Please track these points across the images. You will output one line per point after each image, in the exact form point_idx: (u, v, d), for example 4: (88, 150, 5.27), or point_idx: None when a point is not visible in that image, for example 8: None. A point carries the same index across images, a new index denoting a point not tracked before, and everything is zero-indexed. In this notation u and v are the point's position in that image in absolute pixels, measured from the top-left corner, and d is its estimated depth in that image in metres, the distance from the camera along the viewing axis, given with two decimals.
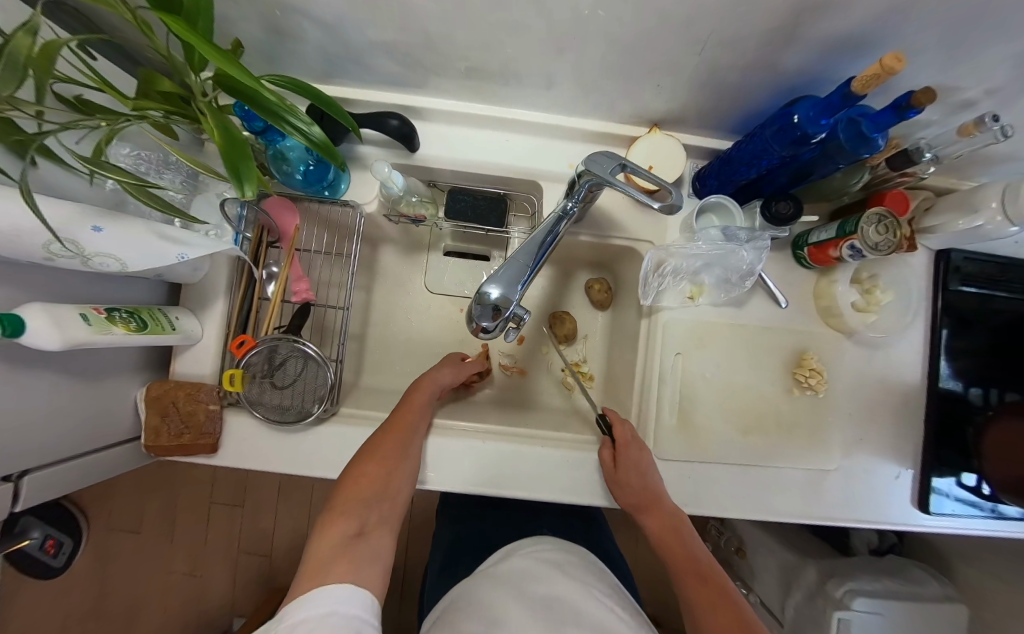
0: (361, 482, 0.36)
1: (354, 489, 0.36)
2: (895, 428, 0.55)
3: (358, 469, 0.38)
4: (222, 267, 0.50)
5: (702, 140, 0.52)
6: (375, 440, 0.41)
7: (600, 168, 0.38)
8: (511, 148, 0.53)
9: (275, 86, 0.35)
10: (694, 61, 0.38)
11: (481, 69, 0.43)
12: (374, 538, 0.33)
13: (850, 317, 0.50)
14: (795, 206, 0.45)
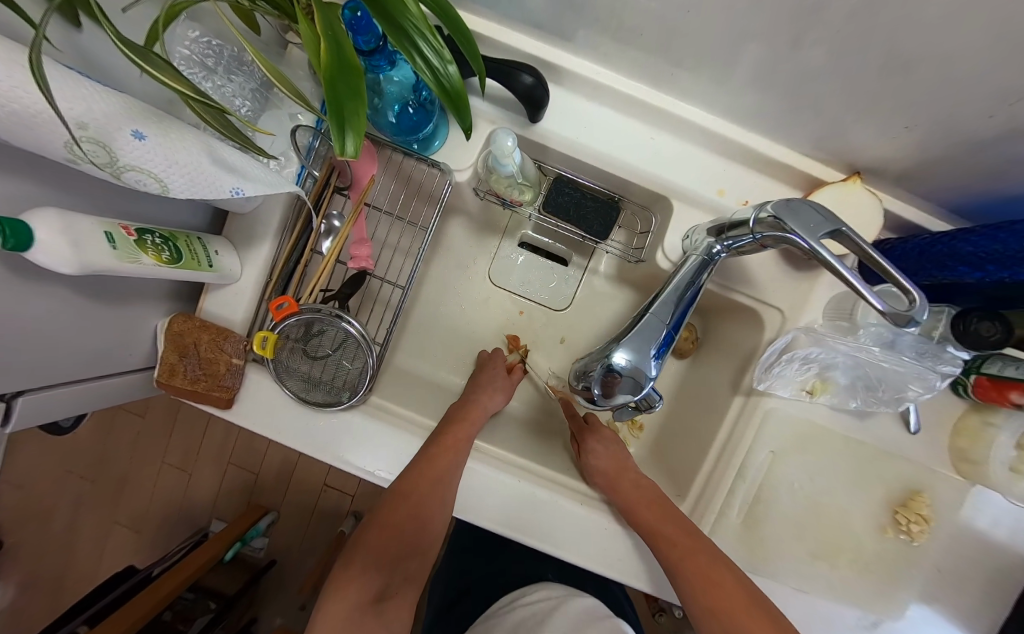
0: (391, 532, 0.38)
1: (383, 538, 0.38)
2: (982, 599, 0.47)
3: (390, 514, 0.39)
4: (279, 204, 0.42)
5: (898, 204, 0.40)
6: (410, 481, 0.39)
7: (803, 222, 0.27)
8: (651, 149, 0.42)
9: None
10: (987, 108, 0.26)
11: (666, 38, 0.31)
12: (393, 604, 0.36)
13: (996, 472, 0.41)
14: (1005, 331, 0.34)
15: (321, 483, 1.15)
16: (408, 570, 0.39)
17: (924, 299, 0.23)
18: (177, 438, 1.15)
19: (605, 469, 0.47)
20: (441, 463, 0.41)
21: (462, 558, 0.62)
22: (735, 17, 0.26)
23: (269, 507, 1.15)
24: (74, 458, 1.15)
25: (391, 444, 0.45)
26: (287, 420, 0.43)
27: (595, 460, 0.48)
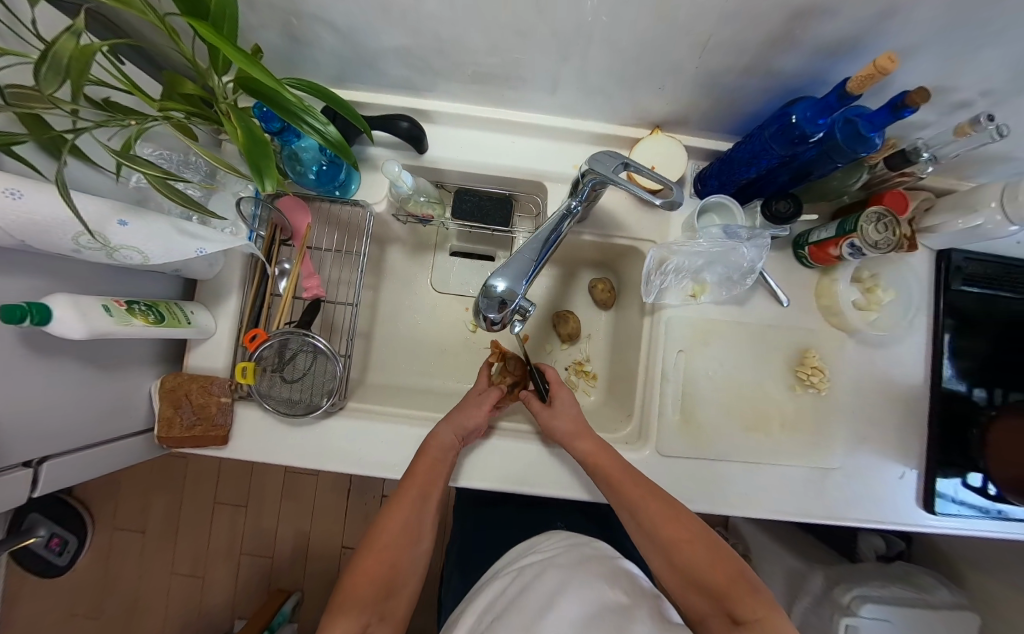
0: (365, 579, 0.38)
1: (356, 590, 0.37)
2: (902, 429, 0.55)
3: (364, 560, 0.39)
4: (236, 263, 0.51)
5: (703, 141, 0.53)
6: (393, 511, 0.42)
7: (604, 167, 0.39)
8: (516, 150, 0.54)
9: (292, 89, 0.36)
10: (693, 64, 0.39)
11: (489, 73, 0.45)
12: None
13: (852, 316, 0.51)
14: (795, 204, 0.46)
15: (338, 546, 1.14)
16: (395, 608, 0.39)
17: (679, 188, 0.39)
18: (184, 544, 1.13)
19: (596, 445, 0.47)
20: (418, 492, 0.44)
21: None
22: (518, 50, 0.39)
23: (292, 588, 1.12)
24: (77, 597, 1.10)
25: (373, 439, 0.51)
26: (279, 442, 0.50)
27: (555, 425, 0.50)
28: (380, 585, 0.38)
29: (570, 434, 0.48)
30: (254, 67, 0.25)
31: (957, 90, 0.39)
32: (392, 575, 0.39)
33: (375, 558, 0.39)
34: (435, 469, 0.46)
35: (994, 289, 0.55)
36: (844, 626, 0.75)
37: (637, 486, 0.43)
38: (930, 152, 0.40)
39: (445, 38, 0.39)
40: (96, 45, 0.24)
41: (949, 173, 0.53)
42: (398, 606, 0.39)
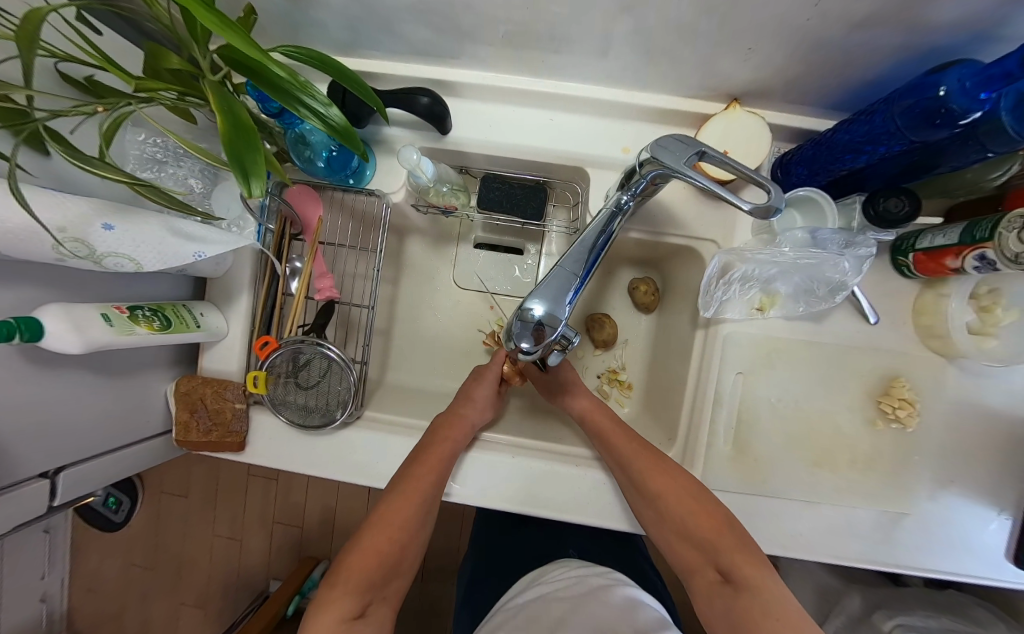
0: (372, 554, 0.37)
1: (363, 563, 0.37)
2: (1002, 472, 0.47)
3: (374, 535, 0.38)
4: (246, 261, 0.47)
5: (790, 118, 0.43)
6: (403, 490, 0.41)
7: (672, 156, 0.31)
8: (554, 129, 0.46)
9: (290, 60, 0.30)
10: (804, 18, 0.29)
11: (526, 35, 0.36)
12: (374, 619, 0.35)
13: (962, 341, 0.42)
14: (912, 202, 0.36)
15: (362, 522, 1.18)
16: (391, 585, 0.38)
17: (778, 187, 0.27)
18: (222, 509, 1.21)
19: (610, 437, 0.46)
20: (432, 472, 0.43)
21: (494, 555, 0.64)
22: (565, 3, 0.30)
23: (320, 557, 1.18)
24: (133, 550, 1.21)
25: (391, 451, 0.48)
26: (295, 450, 0.48)
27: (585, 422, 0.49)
28: (385, 561, 0.38)
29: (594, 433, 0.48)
30: (236, 36, 0.20)
31: None
32: (389, 560, 0.38)
33: (382, 532, 0.39)
34: (444, 455, 0.45)
35: None
36: None
37: (659, 467, 0.42)
38: None
39: None
40: (38, 13, 0.19)
41: None
42: (393, 583, 0.39)
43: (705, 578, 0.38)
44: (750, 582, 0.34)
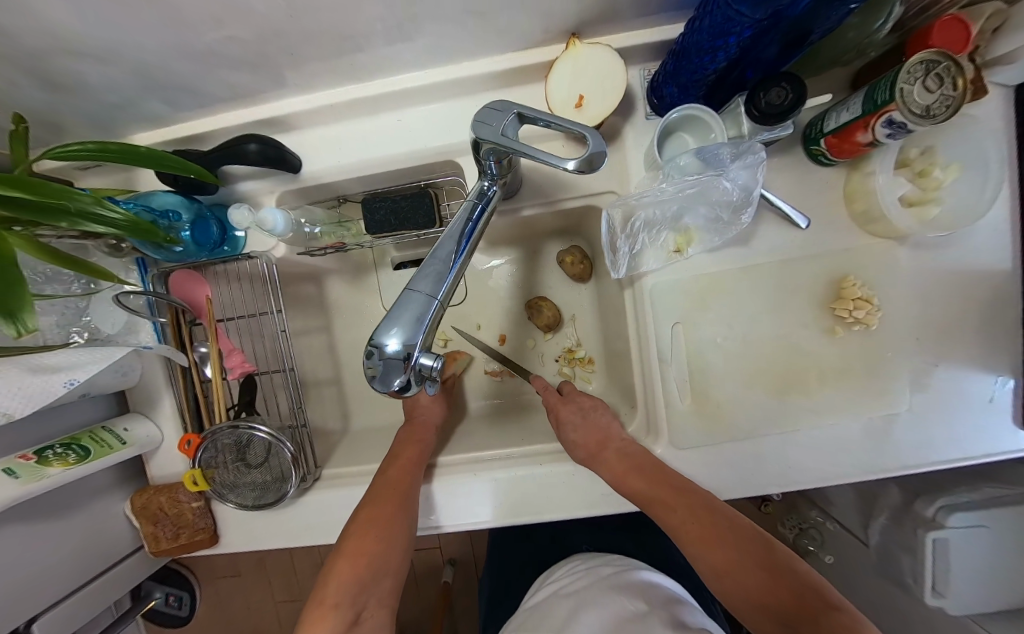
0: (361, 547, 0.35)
1: (351, 562, 0.34)
2: (990, 341, 0.42)
3: (358, 529, 0.36)
4: (155, 363, 0.46)
5: (644, 34, 0.38)
6: (375, 492, 0.40)
7: (493, 130, 0.27)
8: (409, 129, 0.42)
9: (75, 158, 0.27)
10: None
11: (321, 45, 0.33)
12: (371, 627, 0.32)
13: (901, 218, 0.38)
14: (795, 88, 0.31)
15: None
16: (382, 596, 0.34)
17: (597, 132, 0.23)
18: (275, 577, 1.25)
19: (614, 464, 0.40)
20: (399, 483, 0.41)
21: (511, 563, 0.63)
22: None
23: None
24: None
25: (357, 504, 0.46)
26: (268, 529, 0.47)
27: (572, 433, 0.45)
28: (373, 560, 0.35)
29: (591, 446, 0.42)
30: None
31: None
32: (376, 561, 0.35)
33: (363, 528, 0.36)
34: (416, 453, 0.46)
35: None
36: (930, 541, 0.68)
37: (682, 486, 0.35)
38: None
39: (224, 18, 0.27)
40: None
41: None
42: (387, 580, 0.35)
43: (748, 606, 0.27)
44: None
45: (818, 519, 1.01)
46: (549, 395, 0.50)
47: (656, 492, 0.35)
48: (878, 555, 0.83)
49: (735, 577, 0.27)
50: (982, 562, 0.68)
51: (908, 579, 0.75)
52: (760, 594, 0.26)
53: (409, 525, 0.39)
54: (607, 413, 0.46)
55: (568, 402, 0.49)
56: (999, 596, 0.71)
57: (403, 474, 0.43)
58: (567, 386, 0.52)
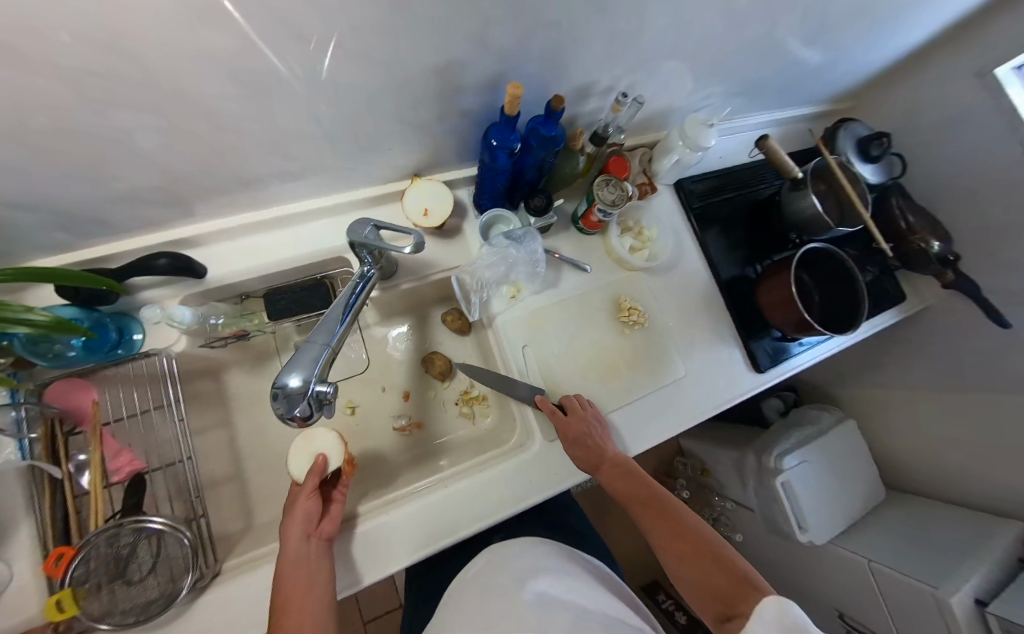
0: None
1: None
2: (715, 322, 0.68)
3: None
4: (12, 485, 0.42)
5: (462, 171, 0.61)
6: None
7: (358, 234, 0.43)
8: (301, 238, 0.56)
9: None
10: (399, 123, 0.46)
11: (229, 188, 0.47)
12: None
13: (635, 258, 0.63)
14: (543, 198, 0.55)
15: None
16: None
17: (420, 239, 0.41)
18: None
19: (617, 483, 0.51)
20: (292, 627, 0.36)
21: None
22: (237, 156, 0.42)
23: None
24: None
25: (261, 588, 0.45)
26: None
27: (579, 452, 0.51)
28: None
29: (596, 462, 0.51)
30: None
31: (596, 82, 0.52)
32: None
33: None
34: (308, 574, 0.40)
35: (719, 197, 0.74)
36: (782, 484, 0.90)
37: (663, 499, 0.48)
38: (612, 126, 0.55)
39: (153, 176, 0.40)
40: None
41: (645, 130, 0.71)
42: None
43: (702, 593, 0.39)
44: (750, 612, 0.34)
45: (722, 503, 1.18)
46: (555, 417, 0.52)
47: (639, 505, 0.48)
48: (762, 514, 1.01)
49: (699, 574, 0.40)
50: (813, 488, 0.92)
51: (784, 524, 0.94)
52: (708, 576, 0.39)
53: None
54: (604, 426, 0.54)
55: (574, 419, 0.52)
56: (835, 513, 0.92)
57: (300, 615, 0.37)
58: (574, 398, 0.55)
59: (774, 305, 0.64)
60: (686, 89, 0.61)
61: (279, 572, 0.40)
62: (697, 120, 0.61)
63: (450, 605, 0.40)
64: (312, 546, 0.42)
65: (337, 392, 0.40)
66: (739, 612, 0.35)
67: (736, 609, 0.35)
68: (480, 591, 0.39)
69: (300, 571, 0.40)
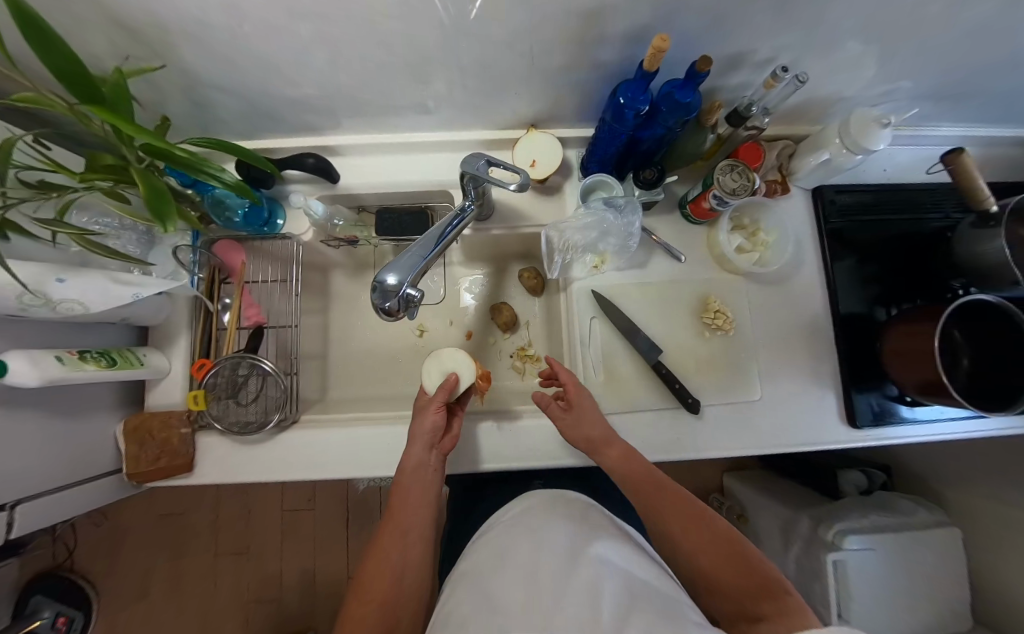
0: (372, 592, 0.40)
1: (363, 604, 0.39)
2: (815, 356, 0.60)
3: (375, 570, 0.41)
4: (182, 308, 0.57)
5: (577, 130, 0.61)
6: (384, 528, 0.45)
7: (471, 166, 0.45)
8: (419, 166, 0.62)
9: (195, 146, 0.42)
10: (533, 69, 0.47)
11: (375, 107, 0.53)
12: None
13: (740, 259, 0.57)
14: (657, 171, 0.52)
15: (344, 576, 1.14)
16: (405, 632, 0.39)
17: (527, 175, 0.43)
18: (189, 602, 1.14)
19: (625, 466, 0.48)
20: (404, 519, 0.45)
21: (450, 545, 0.68)
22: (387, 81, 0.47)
23: (305, 626, 1.12)
24: None
25: (331, 443, 0.56)
26: (244, 459, 0.55)
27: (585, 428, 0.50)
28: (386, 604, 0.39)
29: (599, 440, 0.50)
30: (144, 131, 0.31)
31: (756, 52, 0.46)
32: (392, 599, 0.39)
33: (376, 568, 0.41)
34: (425, 477, 0.49)
35: (867, 217, 0.62)
36: (832, 563, 0.78)
37: (663, 485, 0.44)
38: (756, 105, 0.49)
39: (322, 83, 0.47)
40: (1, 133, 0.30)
41: (795, 120, 0.61)
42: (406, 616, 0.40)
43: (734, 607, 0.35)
44: (773, 616, 0.31)
45: None
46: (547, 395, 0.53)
47: (636, 484, 0.45)
48: (796, 585, 0.89)
49: (729, 587, 0.36)
50: (874, 585, 0.77)
51: (820, 604, 0.82)
52: (724, 568, 0.37)
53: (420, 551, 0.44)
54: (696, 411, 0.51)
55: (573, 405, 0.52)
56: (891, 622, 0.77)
57: (413, 514, 0.46)
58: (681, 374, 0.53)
59: (902, 357, 0.52)
60: (867, 76, 0.52)
61: (404, 470, 0.48)
62: (867, 116, 0.50)
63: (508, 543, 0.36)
64: (431, 458, 0.50)
65: (421, 299, 0.44)
66: (759, 613, 0.32)
67: (755, 610, 0.33)
68: (548, 549, 0.34)
69: (419, 474, 0.49)
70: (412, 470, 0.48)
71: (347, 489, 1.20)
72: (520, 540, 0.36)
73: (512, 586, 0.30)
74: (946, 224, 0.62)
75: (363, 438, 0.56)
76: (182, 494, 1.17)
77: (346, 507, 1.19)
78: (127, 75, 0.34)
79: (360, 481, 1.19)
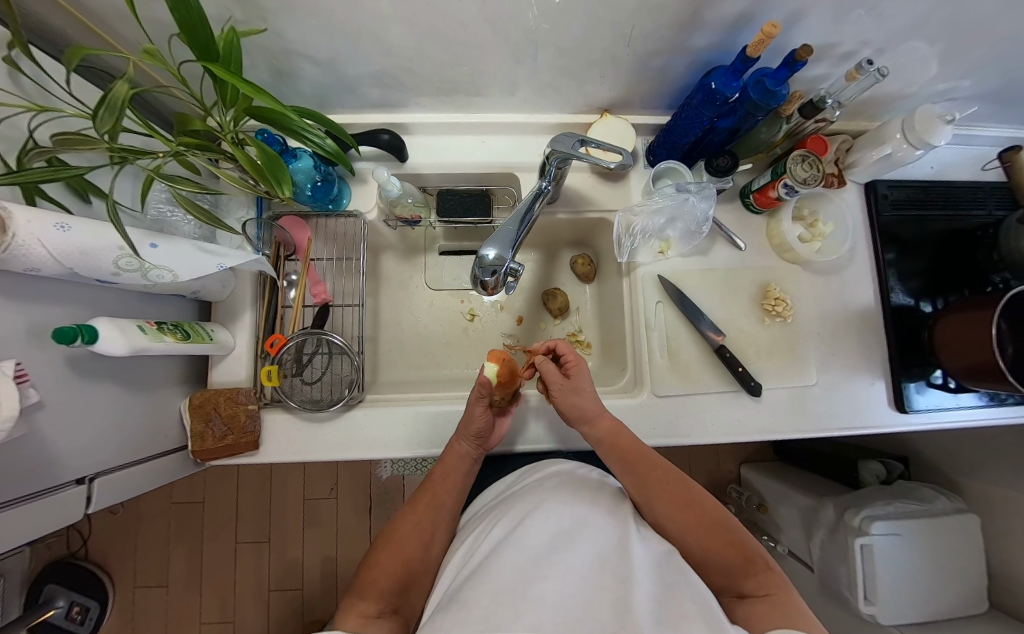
0: (401, 543, 0.42)
1: (392, 551, 0.41)
2: (865, 343, 0.61)
3: (404, 523, 0.44)
4: (246, 282, 0.56)
5: (645, 118, 0.62)
6: (417, 495, 0.48)
7: (564, 146, 0.45)
8: (488, 147, 0.62)
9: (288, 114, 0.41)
10: (624, 52, 0.48)
11: (454, 84, 0.53)
12: (413, 602, 0.39)
13: (801, 248, 0.59)
14: (731, 158, 0.53)
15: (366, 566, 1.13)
16: (419, 592, 0.40)
17: (626, 153, 0.46)
18: (208, 589, 1.12)
19: (615, 444, 0.47)
20: (440, 490, 0.48)
21: None
22: (474, 55, 0.47)
23: (324, 617, 1.09)
24: None
25: (397, 421, 0.55)
26: (311, 438, 0.54)
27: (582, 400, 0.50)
28: (412, 560, 0.41)
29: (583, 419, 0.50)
30: (265, 95, 0.31)
31: (841, 44, 0.47)
32: (417, 558, 0.41)
33: (409, 524, 0.44)
34: (456, 469, 0.50)
35: (916, 212, 0.64)
36: (860, 547, 0.77)
37: (656, 465, 0.45)
38: (832, 98, 0.50)
39: (411, 56, 0.47)
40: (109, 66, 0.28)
41: (851, 115, 0.64)
42: (422, 580, 0.41)
43: (722, 584, 0.37)
44: (766, 595, 0.34)
45: (771, 545, 1.09)
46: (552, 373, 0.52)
47: (629, 464, 0.46)
48: (821, 573, 0.90)
49: (718, 567, 0.37)
50: (903, 570, 0.77)
51: (845, 588, 0.82)
52: (715, 552, 0.38)
53: (445, 525, 0.46)
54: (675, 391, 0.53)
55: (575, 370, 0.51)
56: (914, 607, 0.77)
57: (448, 493, 0.48)
58: (727, 350, 0.56)
59: (952, 345, 0.54)
60: (931, 74, 0.54)
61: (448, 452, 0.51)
62: (931, 112, 0.52)
63: (532, 521, 0.37)
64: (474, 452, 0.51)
65: (519, 273, 0.47)
66: (747, 589, 0.35)
67: (742, 585, 0.36)
68: (583, 537, 0.34)
69: (462, 462, 0.51)
70: (457, 458, 0.50)
71: (371, 476, 1.19)
72: (551, 526, 0.36)
73: (569, 566, 0.30)
74: (989, 219, 0.64)
75: (428, 418, 0.56)
76: (202, 481, 1.15)
77: (369, 495, 1.17)
78: (239, 33, 0.33)
79: (384, 469, 1.18)
